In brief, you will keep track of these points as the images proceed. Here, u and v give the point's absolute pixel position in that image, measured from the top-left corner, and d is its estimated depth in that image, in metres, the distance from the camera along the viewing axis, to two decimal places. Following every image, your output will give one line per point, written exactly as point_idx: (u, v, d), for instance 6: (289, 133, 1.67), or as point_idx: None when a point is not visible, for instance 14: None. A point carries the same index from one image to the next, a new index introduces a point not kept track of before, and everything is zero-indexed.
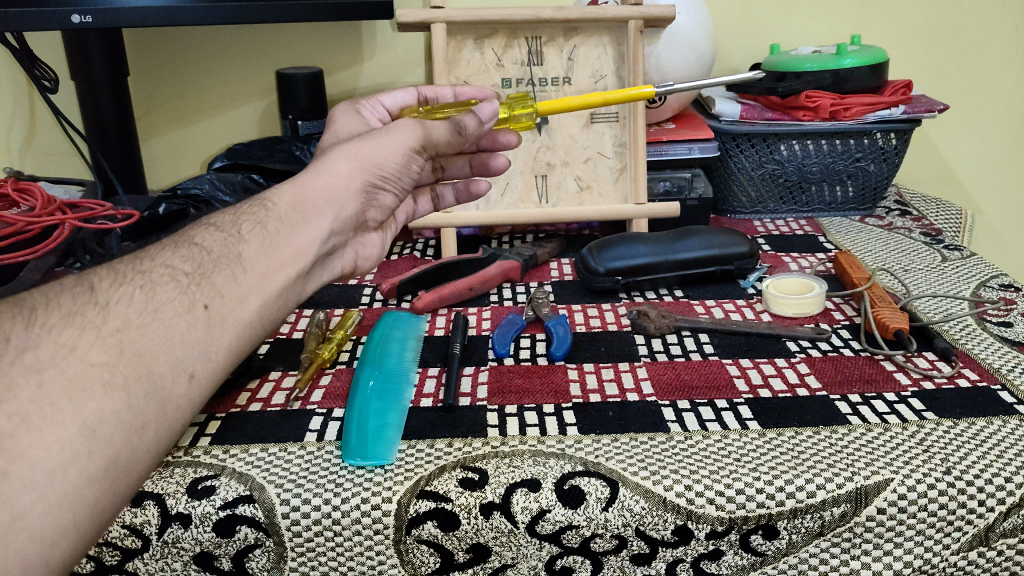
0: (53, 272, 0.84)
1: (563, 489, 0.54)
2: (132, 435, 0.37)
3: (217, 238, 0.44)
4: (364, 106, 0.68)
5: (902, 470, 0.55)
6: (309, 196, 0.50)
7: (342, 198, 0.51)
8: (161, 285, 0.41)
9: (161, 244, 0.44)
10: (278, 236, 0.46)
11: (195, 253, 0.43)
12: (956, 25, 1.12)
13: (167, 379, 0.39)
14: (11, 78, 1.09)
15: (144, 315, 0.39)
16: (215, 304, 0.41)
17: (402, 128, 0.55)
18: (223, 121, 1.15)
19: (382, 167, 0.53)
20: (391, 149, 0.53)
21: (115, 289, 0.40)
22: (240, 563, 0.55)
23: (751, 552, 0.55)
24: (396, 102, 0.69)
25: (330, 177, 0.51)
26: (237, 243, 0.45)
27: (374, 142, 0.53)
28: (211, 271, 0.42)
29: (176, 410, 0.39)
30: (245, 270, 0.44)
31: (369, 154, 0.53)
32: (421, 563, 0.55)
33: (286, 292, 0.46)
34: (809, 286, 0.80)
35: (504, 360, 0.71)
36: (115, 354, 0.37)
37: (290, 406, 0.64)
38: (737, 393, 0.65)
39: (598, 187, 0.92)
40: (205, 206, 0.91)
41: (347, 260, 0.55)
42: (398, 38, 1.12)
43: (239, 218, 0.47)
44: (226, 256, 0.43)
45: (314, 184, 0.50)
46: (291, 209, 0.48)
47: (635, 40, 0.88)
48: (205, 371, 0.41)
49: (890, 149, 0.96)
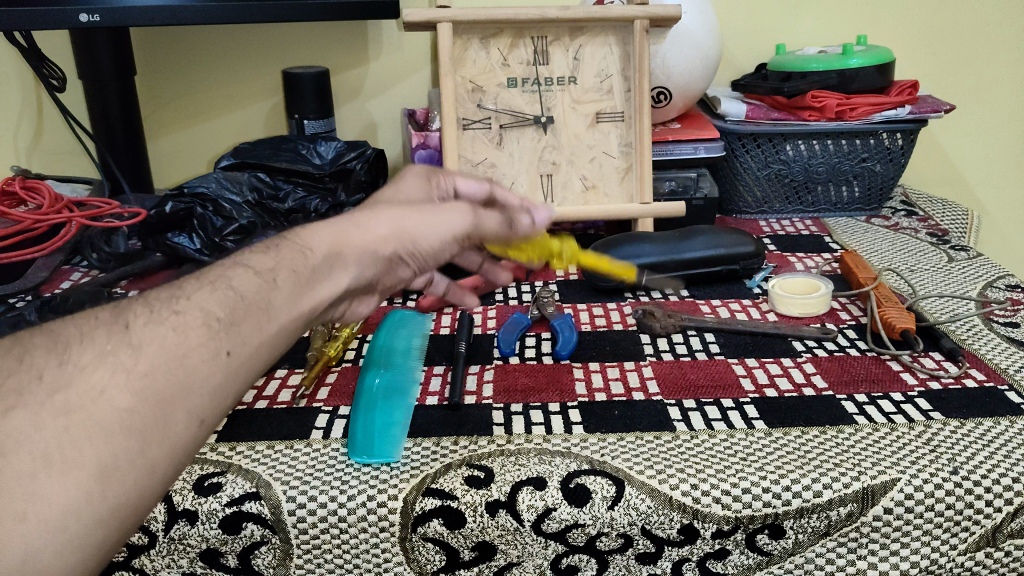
0: (59, 270, 0.87)
1: (569, 488, 0.54)
2: (144, 481, 0.35)
3: (252, 282, 0.42)
4: (433, 181, 0.60)
5: (909, 470, 0.54)
6: (350, 242, 0.47)
7: (368, 262, 0.47)
8: (193, 327, 0.38)
9: (196, 281, 0.42)
10: (307, 285, 0.44)
11: (231, 297, 0.41)
12: (962, 26, 1.12)
13: (181, 428, 0.36)
14: (20, 78, 1.10)
15: (172, 359, 0.37)
16: (238, 351, 0.39)
17: (454, 206, 0.51)
18: (230, 120, 1.15)
19: (417, 243, 0.48)
20: (431, 230, 0.49)
21: (149, 329, 0.38)
22: (246, 559, 0.55)
23: (757, 552, 0.55)
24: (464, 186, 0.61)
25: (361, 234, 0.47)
26: (272, 291, 0.42)
27: (419, 222, 0.49)
28: (242, 317, 0.40)
29: (184, 454, 0.37)
30: (271, 320, 0.41)
31: (409, 231, 0.48)
32: (426, 562, 0.55)
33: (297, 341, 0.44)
34: (816, 286, 0.80)
35: (509, 358, 0.71)
36: (139, 399, 0.35)
37: (296, 404, 0.64)
38: (743, 392, 0.65)
39: (603, 188, 0.92)
40: (212, 206, 0.88)
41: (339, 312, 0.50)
42: (404, 37, 1.12)
43: (272, 254, 0.44)
44: (256, 304, 0.41)
45: (347, 233, 0.47)
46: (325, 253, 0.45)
47: (641, 40, 0.88)
48: (213, 416, 0.38)
49: (896, 149, 0.96)
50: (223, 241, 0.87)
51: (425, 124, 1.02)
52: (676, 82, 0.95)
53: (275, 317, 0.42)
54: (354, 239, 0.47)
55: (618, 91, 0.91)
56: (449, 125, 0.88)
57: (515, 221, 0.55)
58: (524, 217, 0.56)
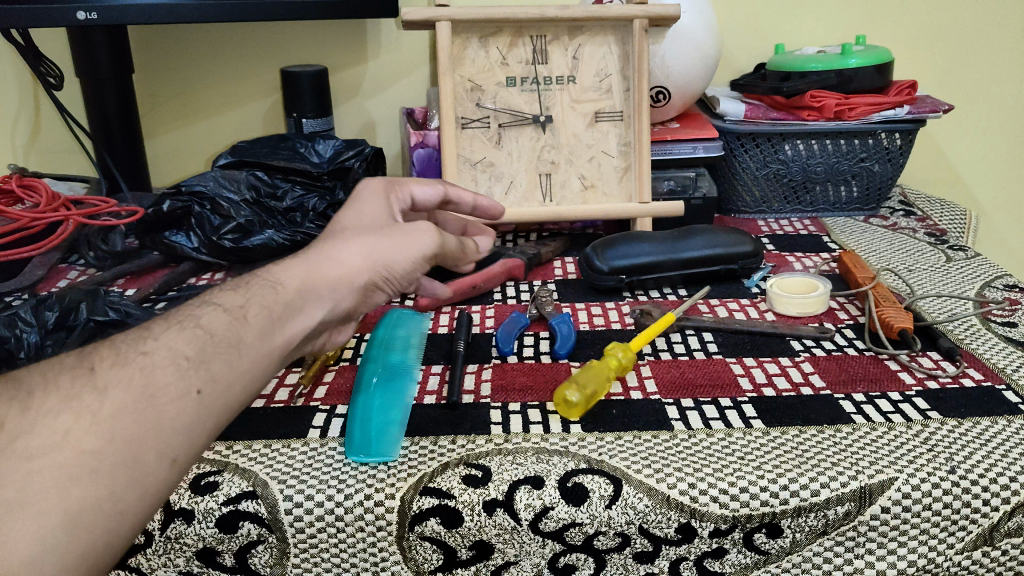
0: (56, 269, 0.87)
1: (566, 486, 0.54)
2: (112, 520, 0.37)
3: (221, 320, 0.45)
4: (394, 191, 0.59)
5: (906, 469, 0.54)
6: (323, 275, 0.49)
7: (342, 292, 0.50)
8: (161, 367, 0.41)
9: (164, 322, 0.44)
10: (279, 319, 0.46)
11: (199, 335, 0.43)
12: (961, 26, 1.12)
13: (150, 467, 0.39)
14: (18, 75, 1.10)
15: (139, 400, 0.39)
16: (209, 390, 0.42)
17: (420, 228, 0.54)
18: (229, 119, 1.15)
19: (391, 269, 0.51)
20: (402, 253, 0.52)
21: (116, 370, 0.40)
22: (242, 558, 0.55)
23: (754, 551, 0.55)
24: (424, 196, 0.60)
25: (336, 267, 0.50)
26: (241, 325, 0.45)
27: (390, 244, 0.52)
28: (211, 354, 0.43)
29: (157, 495, 0.39)
30: (241, 355, 0.44)
31: (381, 254, 0.51)
32: (424, 560, 0.55)
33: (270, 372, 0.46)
34: (814, 285, 0.80)
35: (508, 358, 0.71)
36: (107, 441, 0.38)
37: (293, 403, 0.64)
38: (741, 391, 0.65)
39: (602, 187, 0.92)
40: (210, 204, 0.88)
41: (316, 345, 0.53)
42: (403, 36, 1.12)
43: (242, 292, 0.47)
44: (225, 342, 0.43)
45: (319, 268, 0.49)
46: (298, 290, 0.48)
47: (640, 39, 0.88)
48: (185, 455, 0.41)
49: (895, 149, 0.96)
50: (220, 239, 0.86)
51: (423, 123, 1.02)
52: (674, 82, 0.95)
53: (245, 353, 0.44)
54: (328, 270, 0.49)
55: (617, 90, 0.91)
56: (448, 124, 0.88)
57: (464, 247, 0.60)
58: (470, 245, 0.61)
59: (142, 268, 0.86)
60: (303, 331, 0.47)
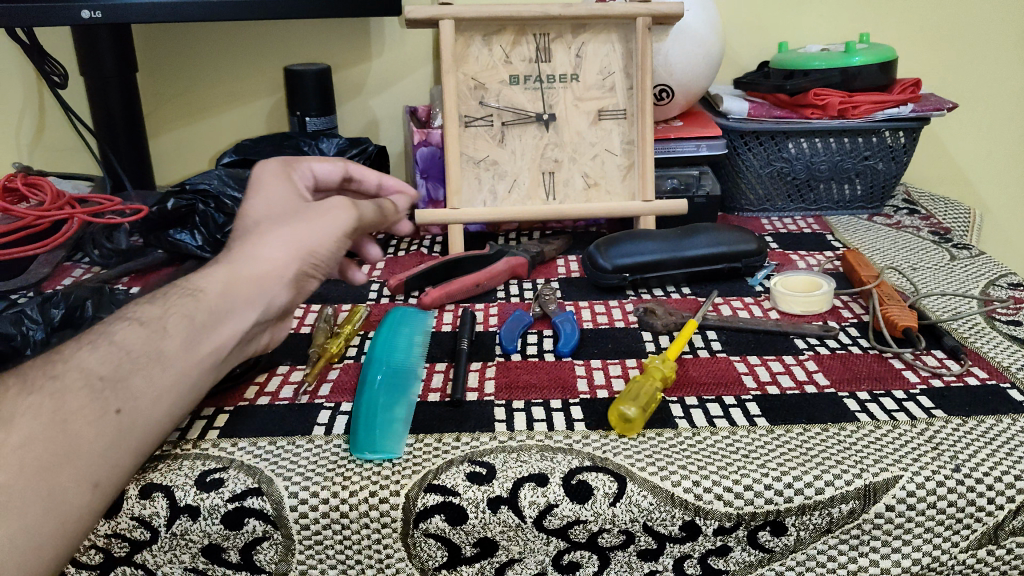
0: (61, 266, 0.87)
1: (571, 484, 0.54)
2: (29, 553, 0.42)
3: (136, 337, 0.51)
4: (294, 172, 0.65)
5: (911, 467, 0.54)
6: (245, 276, 0.56)
7: (270, 287, 0.56)
8: (71, 393, 0.46)
9: (76, 344, 0.50)
10: (202, 329, 0.53)
11: (113, 355, 0.49)
12: (966, 24, 1.11)
13: (70, 493, 0.44)
14: (22, 74, 1.10)
15: (51, 427, 0.45)
16: (127, 409, 0.48)
17: (335, 207, 0.59)
18: (233, 117, 1.15)
19: (314, 255, 0.57)
20: (323, 237, 0.58)
21: (26, 400, 0.45)
22: (248, 555, 0.55)
23: (758, 549, 0.55)
24: (327, 172, 0.67)
25: (264, 267, 0.56)
26: (158, 340, 0.51)
27: (309, 230, 0.58)
28: (127, 375, 0.49)
29: (79, 517, 0.45)
30: (162, 369, 0.50)
31: (303, 242, 0.57)
32: (428, 557, 0.55)
33: (199, 380, 0.53)
34: (818, 284, 0.80)
35: (511, 356, 0.71)
36: (17, 473, 0.43)
37: (298, 400, 0.64)
38: (745, 389, 0.65)
39: (605, 185, 0.92)
40: (214, 203, 0.88)
41: (260, 340, 0.60)
42: (407, 34, 1.12)
43: (163, 310, 0.53)
44: (141, 360, 0.50)
45: (245, 271, 0.56)
46: (221, 298, 0.54)
47: (643, 37, 0.88)
48: (106, 478, 0.47)
49: (899, 147, 0.96)
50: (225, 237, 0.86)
51: (426, 121, 1.02)
52: (678, 80, 0.95)
53: (162, 369, 0.50)
54: (250, 270, 0.56)
55: (621, 88, 0.91)
56: (451, 122, 0.88)
57: (387, 209, 0.65)
58: (389, 203, 0.65)
59: (148, 267, 0.86)
60: (234, 334, 0.54)
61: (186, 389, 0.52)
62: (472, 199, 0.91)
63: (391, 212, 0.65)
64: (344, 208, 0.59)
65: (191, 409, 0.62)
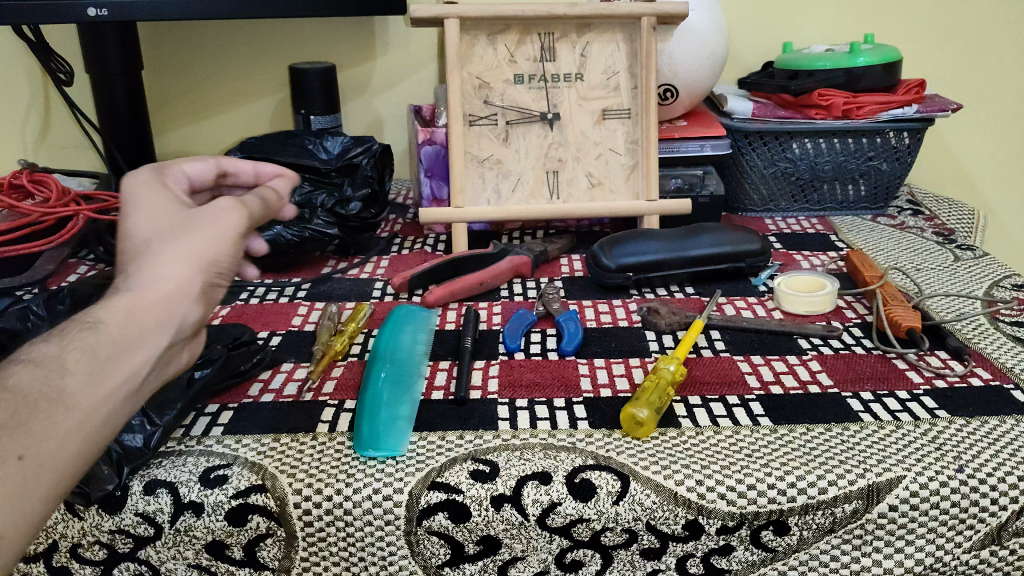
0: (67, 263, 0.88)
1: (574, 482, 0.54)
2: None
3: (32, 375, 0.41)
4: (167, 175, 0.54)
5: (914, 467, 0.54)
6: (144, 301, 0.45)
7: (173, 309, 0.46)
8: None
9: None
10: (107, 363, 0.43)
11: (6, 399, 0.39)
12: (971, 25, 1.11)
13: None
14: (28, 70, 1.10)
15: None
16: (32, 454, 0.39)
17: (225, 209, 0.49)
18: (237, 115, 1.16)
19: (217, 264, 0.47)
20: (220, 243, 0.48)
21: None
22: (251, 551, 0.55)
23: (761, 548, 0.55)
24: (198, 172, 0.56)
25: (161, 287, 0.45)
26: (59, 376, 0.41)
27: (203, 236, 0.47)
28: (26, 417, 0.39)
29: None
30: (67, 409, 0.41)
31: (201, 252, 0.47)
32: (431, 555, 0.55)
33: (115, 418, 0.43)
34: (822, 284, 0.80)
35: (514, 354, 0.71)
36: None
37: (302, 398, 0.64)
38: (748, 389, 0.65)
39: (609, 184, 0.92)
40: None
41: (179, 367, 0.49)
42: (411, 33, 1.12)
43: (62, 347, 0.43)
44: (45, 398, 0.40)
45: (144, 295, 0.45)
46: (123, 327, 0.44)
47: (648, 37, 0.88)
48: (14, 530, 0.39)
49: (903, 148, 0.96)
50: None
51: (431, 120, 1.02)
52: (683, 80, 0.95)
53: (71, 406, 0.41)
54: (148, 292, 0.45)
55: (625, 88, 0.91)
56: (455, 121, 0.88)
57: (271, 200, 0.55)
58: (272, 193, 0.55)
59: None
60: (144, 366, 0.45)
61: (102, 423, 0.42)
62: (476, 198, 0.91)
63: (277, 202, 0.55)
64: (232, 208, 0.50)
65: (195, 406, 0.62)
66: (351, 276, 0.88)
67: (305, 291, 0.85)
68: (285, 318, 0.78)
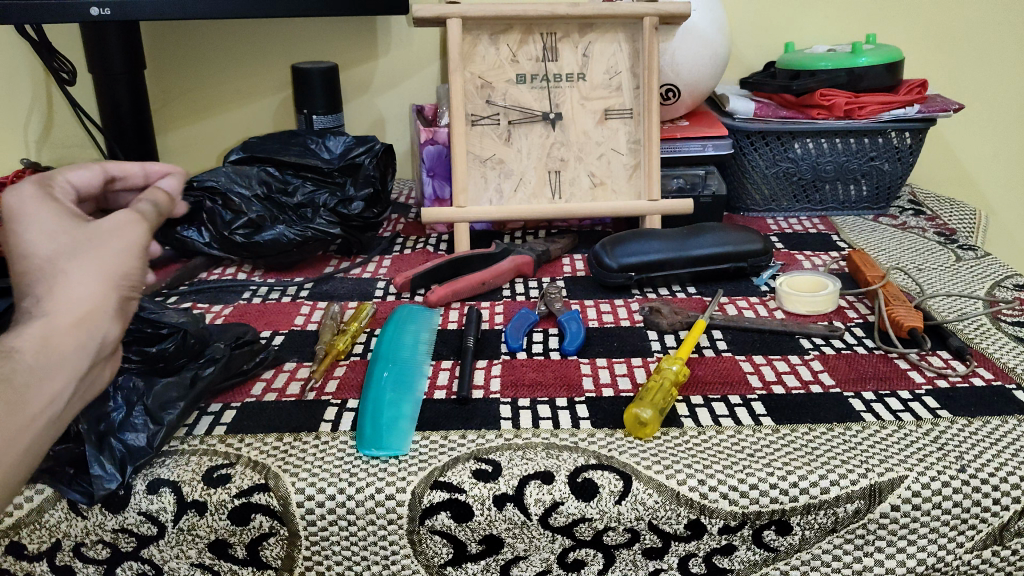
0: None
1: (576, 482, 0.54)
2: None
3: None
4: (53, 185, 0.54)
5: (916, 467, 0.55)
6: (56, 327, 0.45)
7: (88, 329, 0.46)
8: None
9: None
10: (24, 393, 0.43)
11: None
12: (975, 25, 1.11)
13: None
14: (30, 69, 1.10)
15: None
16: None
17: (127, 221, 0.49)
18: (240, 114, 1.16)
19: (128, 279, 0.48)
20: (126, 257, 0.48)
21: None
22: (254, 551, 0.55)
23: (763, 548, 0.55)
24: (82, 180, 0.56)
25: (74, 309, 0.45)
26: None
27: (112, 252, 0.47)
28: None
29: None
30: None
31: (111, 268, 0.47)
32: (434, 554, 0.55)
33: (40, 443, 0.44)
34: (824, 284, 0.80)
35: (517, 354, 0.71)
36: None
37: (304, 397, 0.64)
38: (751, 389, 0.65)
39: (611, 184, 0.92)
40: (222, 200, 0.87)
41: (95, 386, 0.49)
42: (413, 33, 1.12)
43: None
44: None
45: (56, 320, 0.45)
46: (41, 356, 0.44)
47: (651, 36, 0.88)
48: None
49: (905, 148, 0.96)
50: (233, 233, 0.86)
51: (433, 119, 1.02)
52: (685, 80, 0.95)
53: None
54: (58, 315, 0.45)
55: (627, 88, 0.91)
56: (458, 121, 0.88)
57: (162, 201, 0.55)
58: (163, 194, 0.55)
59: (158, 262, 0.89)
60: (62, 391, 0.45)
61: (26, 452, 0.44)
62: (478, 198, 0.91)
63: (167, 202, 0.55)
64: (133, 218, 0.50)
65: (198, 405, 0.62)
66: (353, 275, 0.89)
67: (307, 290, 0.85)
68: (287, 317, 0.78)
